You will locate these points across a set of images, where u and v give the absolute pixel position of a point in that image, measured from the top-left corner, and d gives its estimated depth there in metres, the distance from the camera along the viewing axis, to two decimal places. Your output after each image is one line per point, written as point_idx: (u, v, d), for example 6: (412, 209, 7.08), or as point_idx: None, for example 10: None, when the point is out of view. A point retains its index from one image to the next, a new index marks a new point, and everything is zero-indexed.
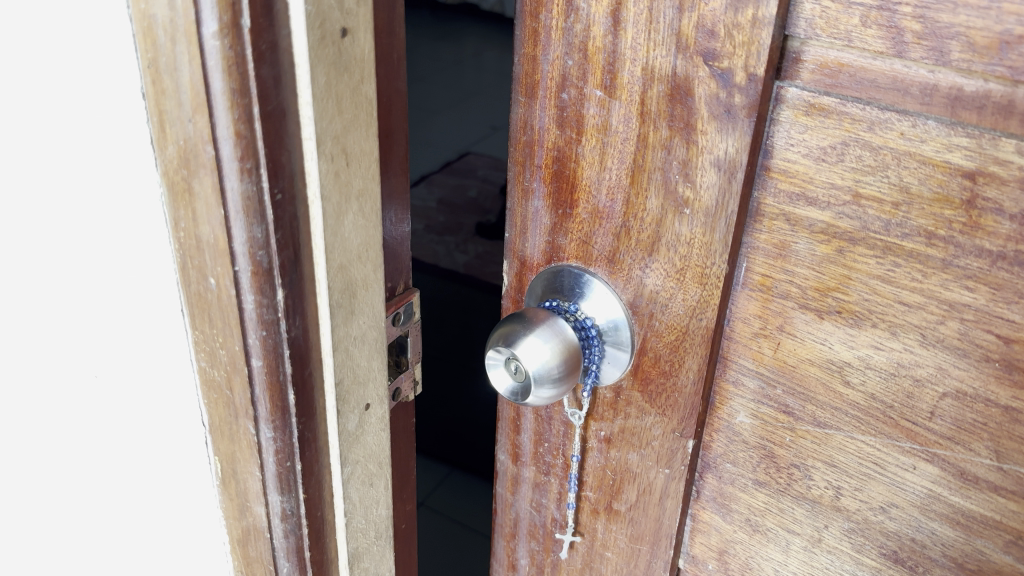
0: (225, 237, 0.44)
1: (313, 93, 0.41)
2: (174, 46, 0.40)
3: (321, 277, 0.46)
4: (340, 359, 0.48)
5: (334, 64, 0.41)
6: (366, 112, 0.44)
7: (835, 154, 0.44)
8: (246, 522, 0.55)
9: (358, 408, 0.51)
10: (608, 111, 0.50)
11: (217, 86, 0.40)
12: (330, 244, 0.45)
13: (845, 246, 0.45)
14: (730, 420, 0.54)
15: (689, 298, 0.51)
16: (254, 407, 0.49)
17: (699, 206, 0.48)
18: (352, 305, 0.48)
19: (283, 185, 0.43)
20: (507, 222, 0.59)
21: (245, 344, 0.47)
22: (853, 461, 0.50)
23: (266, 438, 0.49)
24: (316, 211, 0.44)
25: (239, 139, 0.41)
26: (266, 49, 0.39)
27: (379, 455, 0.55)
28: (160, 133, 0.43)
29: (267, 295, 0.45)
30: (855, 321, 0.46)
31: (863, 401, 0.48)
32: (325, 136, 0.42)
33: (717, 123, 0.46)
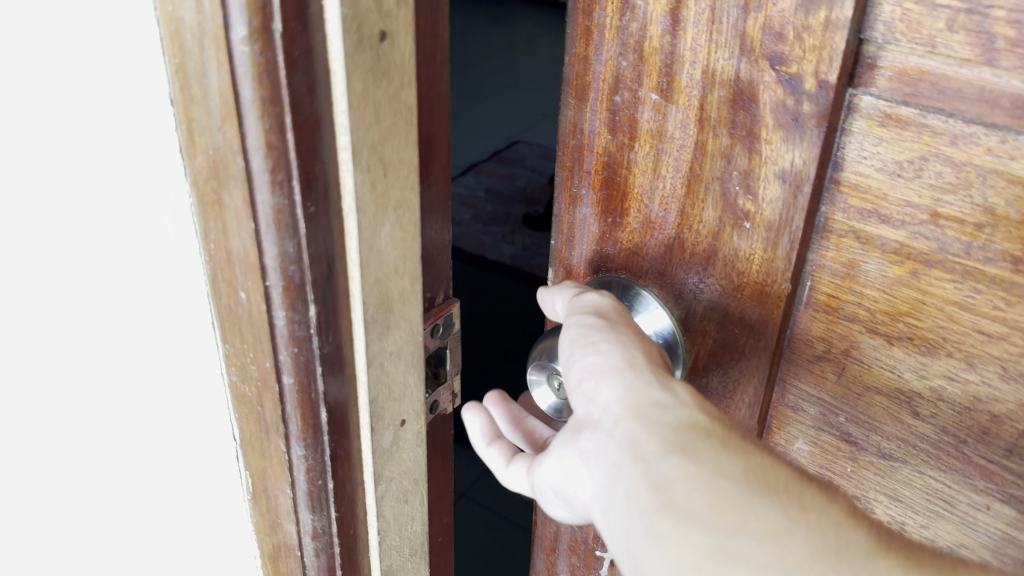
0: (255, 251, 0.42)
1: (349, 102, 0.38)
2: (202, 51, 0.38)
3: (355, 292, 0.44)
4: (375, 375, 0.46)
5: (372, 70, 0.39)
6: (406, 120, 0.42)
7: (912, 170, 0.41)
8: (277, 538, 0.54)
9: (393, 425, 0.49)
10: (664, 116, 0.47)
11: (247, 94, 0.38)
12: (366, 257, 0.43)
13: (920, 269, 0.42)
14: (788, 446, 0.51)
15: (747, 316, 0.48)
16: (285, 425, 0.47)
17: (761, 220, 0.45)
18: (387, 319, 0.46)
19: (317, 198, 0.41)
20: (553, 228, 0.56)
21: (276, 361, 0.45)
22: (919, 496, 0.47)
23: (297, 456, 0.48)
24: (351, 224, 0.42)
25: (270, 149, 0.39)
26: (300, 54, 0.37)
27: (414, 471, 0.52)
28: (188, 142, 0.41)
29: (299, 311, 0.43)
30: (928, 349, 0.43)
31: (934, 435, 0.44)
32: (361, 145, 0.40)
33: (783, 133, 0.43)
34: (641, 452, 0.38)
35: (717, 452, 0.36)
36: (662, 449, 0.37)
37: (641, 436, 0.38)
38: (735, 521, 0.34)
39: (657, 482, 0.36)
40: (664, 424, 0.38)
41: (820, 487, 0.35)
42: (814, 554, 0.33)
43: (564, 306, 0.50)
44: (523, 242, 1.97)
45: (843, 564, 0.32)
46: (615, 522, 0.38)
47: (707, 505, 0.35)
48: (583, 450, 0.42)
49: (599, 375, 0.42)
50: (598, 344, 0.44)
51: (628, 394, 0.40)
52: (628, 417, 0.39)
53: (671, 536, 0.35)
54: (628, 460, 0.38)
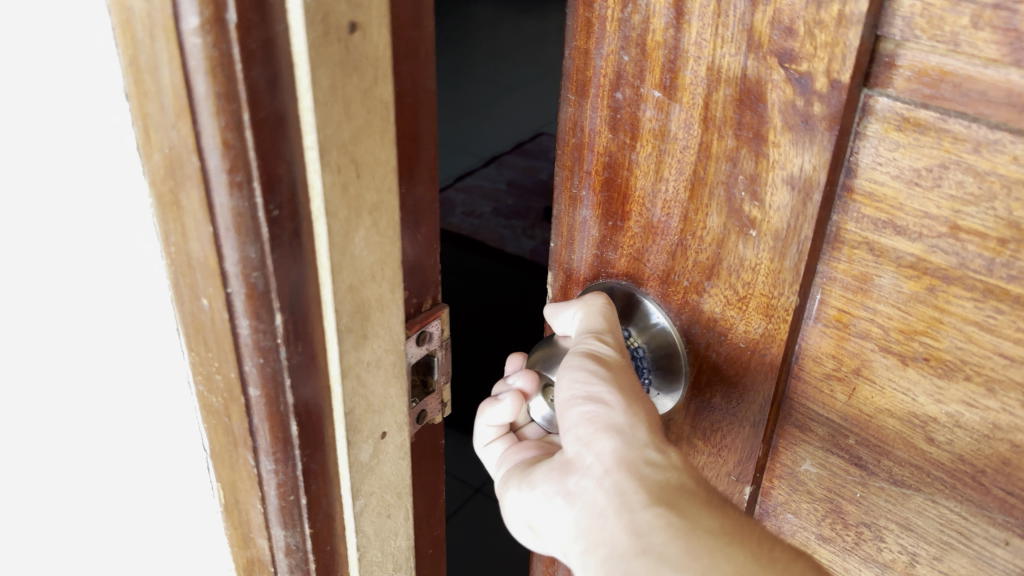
0: (215, 257, 0.41)
1: (314, 97, 0.37)
2: (153, 43, 0.36)
3: (327, 299, 0.43)
4: (350, 386, 0.46)
5: (340, 64, 0.38)
6: (381, 117, 0.41)
7: (930, 179, 0.37)
8: (250, 553, 0.53)
9: (372, 438, 0.49)
10: (667, 115, 0.44)
11: (201, 90, 0.36)
12: (337, 263, 0.42)
13: (938, 285, 0.39)
14: (794, 467, 0.48)
15: (753, 330, 0.45)
16: (253, 439, 0.46)
17: (768, 228, 0.42)
18: (364, 328, 0.45)
19: (280, 201, 0.39)
20: (553, 230, 0.54)
21: (241, 372, 0.44)
22: (933, 527, 0.44)
23: (267, 471, 0.47)
24: (320, 227, 0.41)
25: (227, 149, 0.37)
26: (258, 47, 0.36)
27: (397, 484, 0.53)
28: (145, 140, 0.40)
29: (264, 320, 0.42)
30: (944, 371, 0.40)
31: (949, 463, 0.41)
32: (329, 145, 0.39)
33: (792, 135, 0.40)
34: (627, 501, 0.41)
35: (697, 508, 0.40)
36: (647, 499, 0.41)
37: (629, 489, 0.41)
38: (706, 562, 0.38)
39: (637, 529, 0.40)
40: (653, 480, 0.42)
41: (787, 546, 0.40)
42: None
43: (580, 319, 0.50)
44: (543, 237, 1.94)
45: None
46: (595, 564, 0.41)
47: (681, 550, 0.38)
48: (570, 490, 0.44)
49: (593, 428, 0.44)
50: (589, 392, 0.45)
51: (623, 446, 0.43)
52: (619, 468, 0.42)
53: None
54: (614, 509, 0.41)
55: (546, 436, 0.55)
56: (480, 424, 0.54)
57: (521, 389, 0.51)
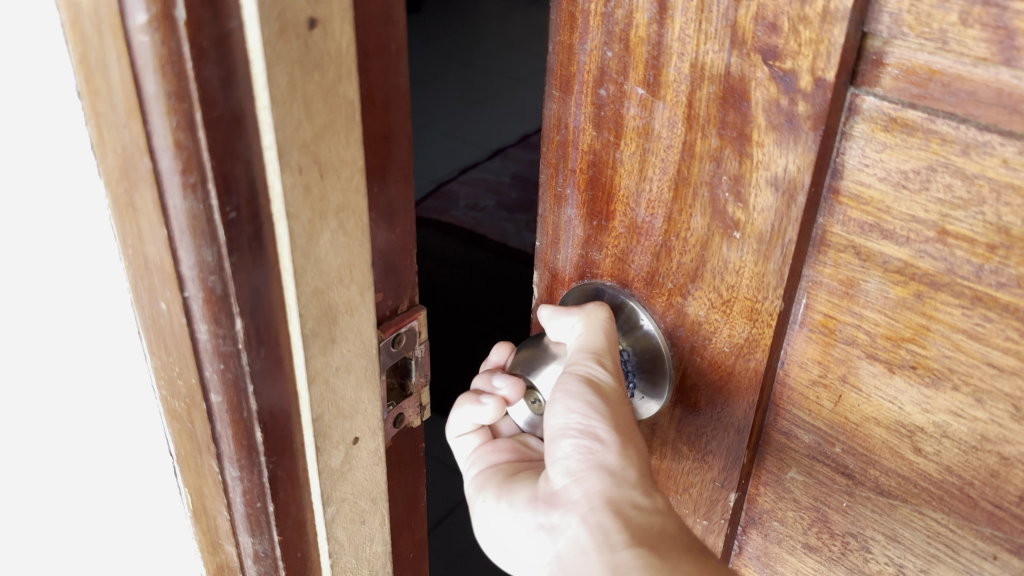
0: (171, 260, 0.43)
1: (271, 95, 0.39)
2: (101, 39, 0.38)
3: (292, 303, 0.45)
4: (318, 391, 0.49)
5: (299, 60, 0.40)
6: (345, 115, 0.43)
7: (918, 181, 0.36)
8: (218, 557, 0.57)
9: (343, 443, 0.52)
10: (651, 113, 0.43)
11: (151, 89, 0.37)
12: (300, 267, 0.44)
13: (925, 291, 0.37)
14: (780, 475, 0.47)
15: (737, 335, 0.44)
16: (216, 445, 0.49)
17: (751, 231, 0.41)
18: (331, 332, 0.48)
19: (237, 203, 0.41)
20: (538, 228, 0.52)
21: (202, 377, 0.47)
22: (919, 539, 0.42)
23: (232, 477, 0.50)
24: (282, 229, 0.43)
25: (180, 149, 0.39)
26: (209, 44, 0.37)
27: (372, 490, 0.57)
28: (100, 142, 0.42)
29: (223, 325, 0.44)
30: (932, 380, 0.39)
31: (936, 474, 0.40)
32: (288, 144, 0.41)
33: (776, 135, 0.38)
34: (609, 539, 0.40)
35: (679, 554, 0.40)
36: (630, 539, 0.40)
37: (613, 527, 0.41)
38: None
39: (618, 568, 0.39)
40: (637, 522, 0.41)
41: None
42: None
43: (580, 331, 0.47)
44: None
45: None
46: None
47: None
48: (553, 524, 0.44)
49: (586, 466, 0.43)
50: (580, 425, 0.44)
51: (612, 486, 0.42)
52: (605, 508, 0.42)
53: None
54: (596, 548, 0.41)
55: (518, 433, 0.54)
56: (456, 415, 0.52)
57: (505, 396, 0.51)
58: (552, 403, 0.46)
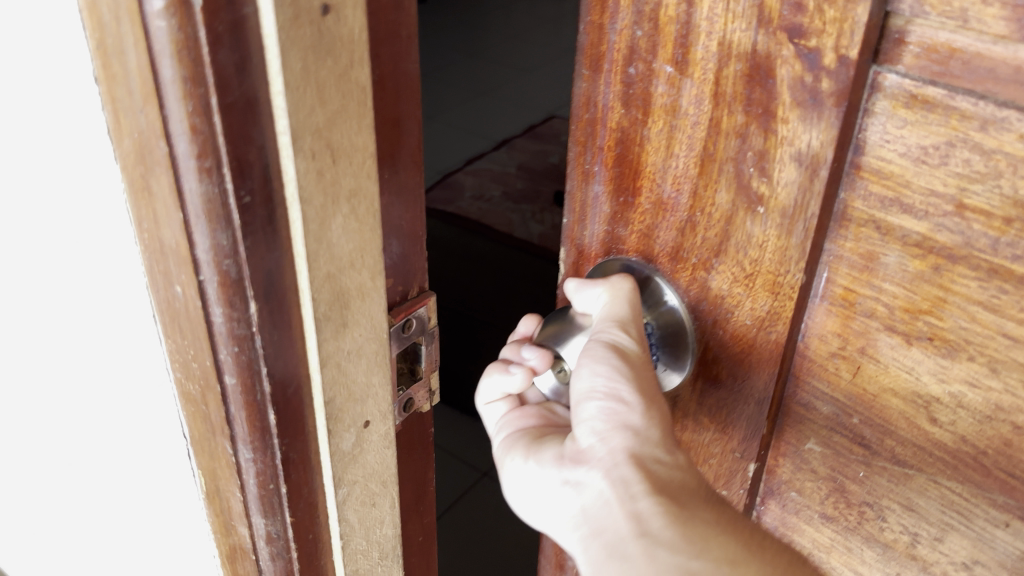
0: (186, 244, 0.45)
1: (285, 81, 0.41)
2: (118, 26, 0.39)
3: (304, 288, 0.47)
4: (329, 373, 0.51)
5: (312, 46, 0.41)
6: (356, 101, 0.45)
7: (937, 156, 0.37)
8: (231, 540, 0.60)
9: (355, 427, 0.55)
10: (679, 91, 0.44)
11: (168, 74, 0.39)
12: (313, 251, 0.46)
13: (943, 264, 0.38)
14: (799, 446, 0.48)
15: (759, 308, 0.45)
16: (231, 427, 0.52)
17: (775, 205, 0.42)
18: (342, 317, 0.50)
19: (251, 187, 0.43)
20: (565, 206, 0.54)
21: (218, 360, 0.49)
22: (934, 508, 0.43)
23: (245, 459, 0.53)
24: (296, 214, 0.45)
25: (195, 133, 0.40)
26: (224, 29, 0.38)
27: (382, 473, 0.60)
28: (115, 126, 0.43)
29: (238, 309, 0.46)
30: (948, 351, 0.40)
31: (951, 443, 0.41)
32: (302, 130, 0.43)
33: (801, 112, 0.40)
34: (630, 490, 0.43)
35: (696, 501, 0.43)
36: (648, 486, 0.43)
37: (633, 478, 0.43)
38: (698, 546, 0.41)
39: (638, 515, 0.42)
40: (654, 475, 0.43)
41: (773, 540, 0.43)
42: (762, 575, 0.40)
43: (604, 303, 0.49)
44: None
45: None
46: (596, 548, 0.43)
47: (678, 534, 0.41)
48: (579, 480, 0.46)
49: (610, 426, 0.45)
50: (605, 391, 0.46)
51: (636, 443, 0.44)
52: (628, 462, 0.44)
53: (641, 556, 0.41)
54: (616, 497, 0.43)
55: (546, 400, 0.56)
56: (485, 382, 0.54)
57: (533, 365, 0.51)
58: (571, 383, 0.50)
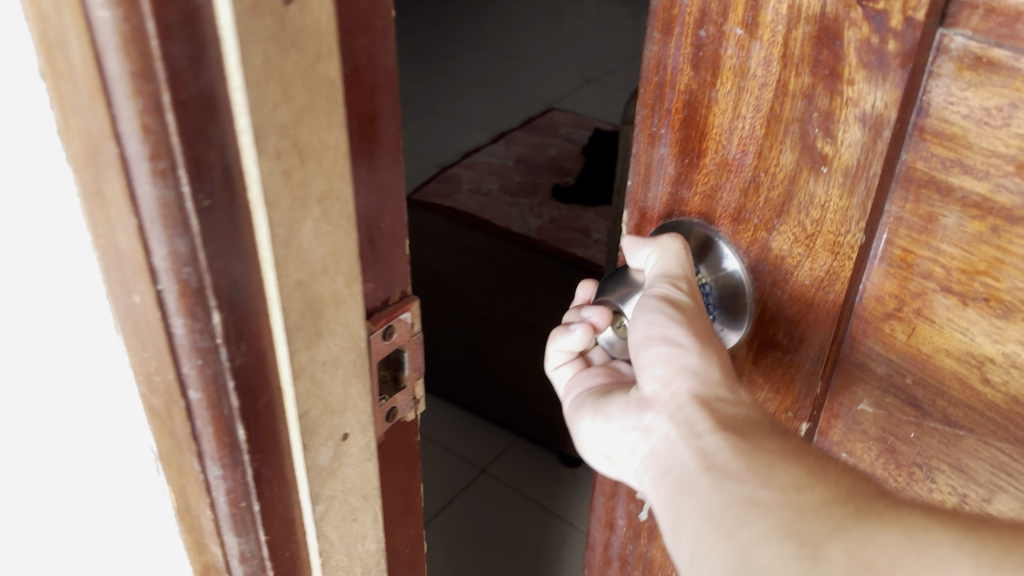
0: (142, 250, 0.40)
1: (244, 75, 0.36)
2: (59, 16, 0.35)
3: (273, 294, 0.43)
4: (303, 385, 0.47)
5: (274, 38, 0.37)
6: (325, 95, 0.40)
7: (1000, 118, 0.37)
8: (206, 557, 0.54)
9: (332, 440, 0.50)
10: (748, 53, 0.44)
11: (113, 68, 0.34)
12: (281, 257, 0.42)
13: (1001, 225, 0.38)
14: (853, 407, 0.49)
15: (818, 267, 0.46)
16: (198, 443, 0.47)
17: (838, 164, 0.42)
18: (317, 325, 0.46)
19: (212, 190, 0.38)
20: (630, 167, 0.54)
21: (181, 374, 0.44)
22: (984, 469, 0.44)
23: (215, 476, 0.48)
24: (261, 218, 0.40)
25: (147, 133, 0.36)
26: (175, 20, 0.34)
27: (363, 487, 0.55)
28: (65, 124, 0.39)
29: (200, 319, 0.41)
30: (1004, 311, 0.40)
31: (1003, 403, 0.42)
32: (265, 127, 0.38)
33: (866, 73, 0.40)
34: (695, 428, 0.43)
35: (760, 433, 0.42)
36: (714, 426, 0.43)
37: (698, 419, 0.44)
38: (764, 475, 0.39)
39: (704, 452, 0.42)
40: (722, 414, 0.44)
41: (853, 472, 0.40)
42: (825, 501, 0.37)
43: (654, 261, 0.50)
44: (557, 208, 2.06)
45: (850, 506, 0.37)
46: (665, 485, 0.43)
47: (743, 466, 0.40)
48: (647, 425, 0.47)
49: (673, 369, 0.46)
50: (662, 333, 0.47)
51: (698, 384, 0.45)
52: (693, 402, 0.44)
53: (706, 488, 0.40)
54: (683, 439, 0.44)
55: (610, 360, 0.58)
56: (551, 349, 0.57)
57: (594, 322, 0.53)
58: (632, 337, 0.51)
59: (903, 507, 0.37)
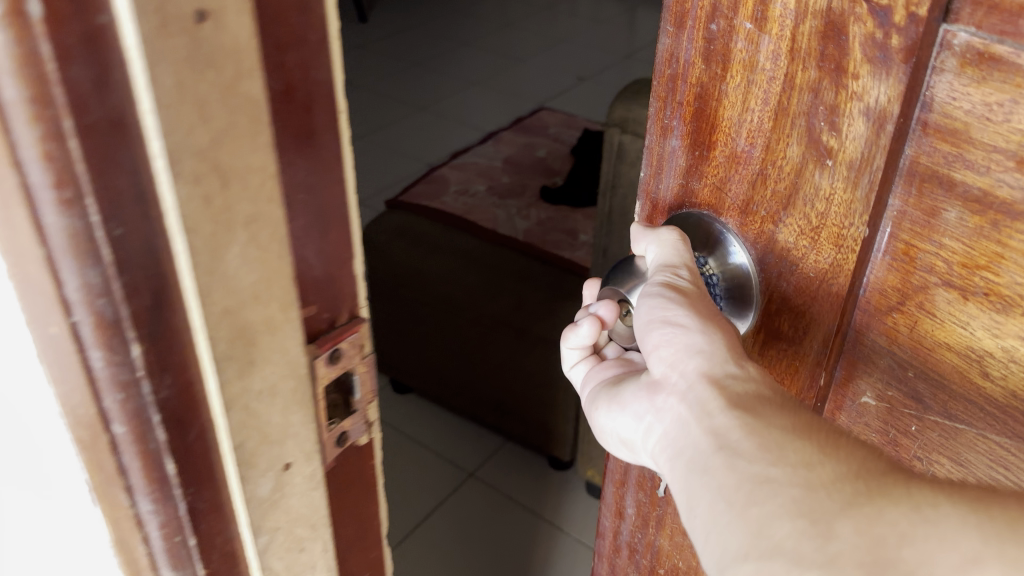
0: (52, 284, 0.35)
1: (154, 98, 0.32)
2: None
3: (198, 325, 0.38)
4: (237, 419, 0.42)
5: (187, 58, 0.33)
6: (247, 116, 0.36)
7: (1001, 113, 0.36)
8: None
9: (272, 471, 0.45)
10: (757, 47, 0.44)
11: (10, 93, 0.31)
12: (205, 287, 0.38)
13: (1001, 220, 0.38)
14: (856, 400, 0.48)
15: (822, 260, 0.45)
16: (124, 479, 0.42)
17: (843, 157, 0.42)
18: (249, 355, 0.41)
19: (124, 218, 0.34)
20: (643, 159, 0.53)
21: (101, 409, 0.39)
22: (982, 463, 0.43)
23: (145, 512, 0.43)
24: (179, 245, 0.36)
25: (49, 159, 0.32)
26: (75, 42, 0.31)
27: (311, 516, 0.50)
28: None
29: (118, 353, 0.37)
30: (1003, 306, 0.39)
31: (1001, 397, 0.41)
32: (181, 152, 0.34)
33: (870, 67, 0.39)
34: (706, 408, 0.43)
35: (772, 410, 0.41)
36: (725, 404, 0.42)
37: (709, 398, 0.43)
38: (775, 454, 0.39)
39: (716, 431, 0.42)
40: (732, 391, 0.43)
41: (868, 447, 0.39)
42: (837, 478, 0.37)
43: (653, 253, 0.50)
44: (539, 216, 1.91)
45: (861, 484, 0.37)
46: (679, 466, 0.43)
47: (754, 445, 0.40)
48: (659, 407, 0.46)
49: (683, 348, 0.46)
50: (665, 318, 0.47)
51: (706, 363, 0.44)
52: (703, 381, 0.44)
53: (719, 469, 0.40)
54: (695, 419, 0.43)
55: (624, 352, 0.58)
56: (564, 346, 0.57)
57: (601, 317, 0.54)
58: (637, 329, 0.50)
59: (915, 484, 0.37)
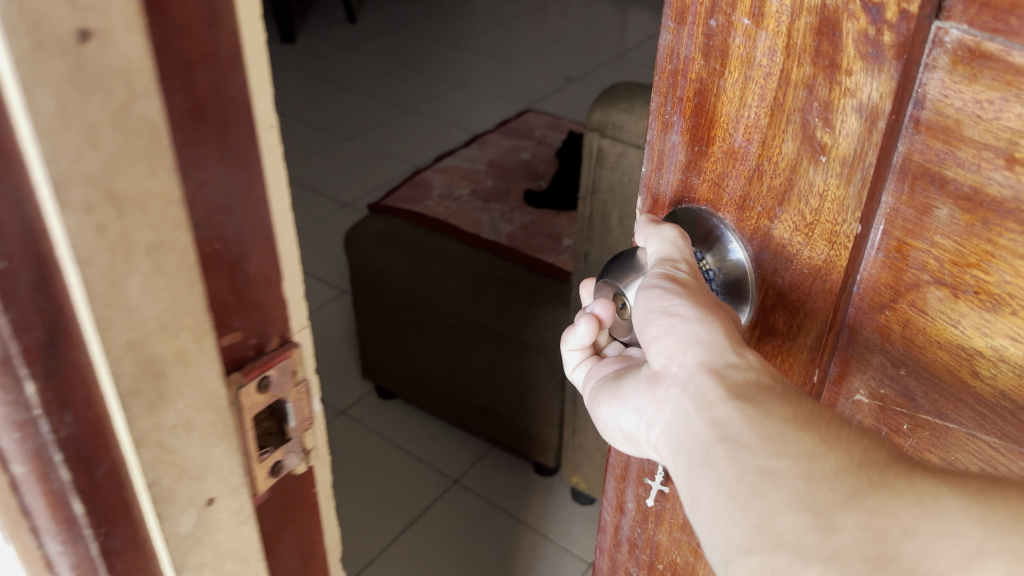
0: None
1: (36, 125, 0.31)
2: None
3: (99, 359, 0.37)
4: (148, 454, 0.41)
5: (69, 81, 0.32)
6: (144, 140, 0.36)
7: (992, 110, 0.36)
8: None
9: (193, 507, 0.45)
10: (754, 42, 0.43)
11: None
12: (104, 318, 0.37)
13: (991, 218, 0.37)
14: (850, 398, 0.47)
15: (816, 257, 0.45)
16: (29, 520, 0.40)
17: (837, 154, 0.41)
18: (157, 390, 0.40)
19: (8, 251, 0.33)
20: (644, 155, 0.52)
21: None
22: (972, 463, 0.43)
23: (54, 554, 0.41)
24: (72, 276, 0.35)
25: None
26: None
27: (242, 550, 0.49)
28: None
29: (13, 391, 0.36)
30: (993, 305, 0.39)
31: (990, 397, 0.40)
32: (68, 180, 0.33)
33: (863, 63, 0.39)
34: (707, 399, 0.42)
35: (773, 399, 0.41)
36: (726, 395, 0.42)
37: (710, 388, 0.42)
38: (777, 446, 0.38)
39: (717, 422, 0.41)
40: (735, 381, 0.42)
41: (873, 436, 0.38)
42: (837, 470, 0.36)
43: (654, 247, 0.50)
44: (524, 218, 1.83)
45: (863, 475, 0.36)
46: (681, 459, 0.43)
47: (756, 437, 0.39)
48: (659, 400, 0.46)
49: (685, 338, 0.45)
50: (665, 309, 0.46)
51: (706, 355, 0.44)
52: (703, 372, 0.43)
53: (721, 461, 0.39)
54: (696, 410, 0.43)
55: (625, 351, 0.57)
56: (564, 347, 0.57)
57: (597, 315, 0.53)
58: (635, 324, 0.49)
59: (918, 475, 0.36)
